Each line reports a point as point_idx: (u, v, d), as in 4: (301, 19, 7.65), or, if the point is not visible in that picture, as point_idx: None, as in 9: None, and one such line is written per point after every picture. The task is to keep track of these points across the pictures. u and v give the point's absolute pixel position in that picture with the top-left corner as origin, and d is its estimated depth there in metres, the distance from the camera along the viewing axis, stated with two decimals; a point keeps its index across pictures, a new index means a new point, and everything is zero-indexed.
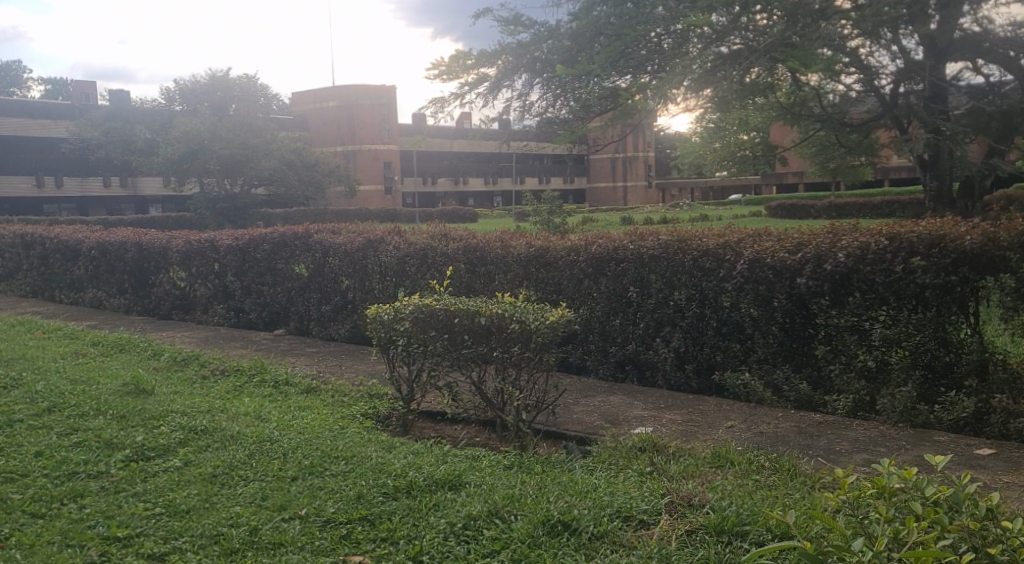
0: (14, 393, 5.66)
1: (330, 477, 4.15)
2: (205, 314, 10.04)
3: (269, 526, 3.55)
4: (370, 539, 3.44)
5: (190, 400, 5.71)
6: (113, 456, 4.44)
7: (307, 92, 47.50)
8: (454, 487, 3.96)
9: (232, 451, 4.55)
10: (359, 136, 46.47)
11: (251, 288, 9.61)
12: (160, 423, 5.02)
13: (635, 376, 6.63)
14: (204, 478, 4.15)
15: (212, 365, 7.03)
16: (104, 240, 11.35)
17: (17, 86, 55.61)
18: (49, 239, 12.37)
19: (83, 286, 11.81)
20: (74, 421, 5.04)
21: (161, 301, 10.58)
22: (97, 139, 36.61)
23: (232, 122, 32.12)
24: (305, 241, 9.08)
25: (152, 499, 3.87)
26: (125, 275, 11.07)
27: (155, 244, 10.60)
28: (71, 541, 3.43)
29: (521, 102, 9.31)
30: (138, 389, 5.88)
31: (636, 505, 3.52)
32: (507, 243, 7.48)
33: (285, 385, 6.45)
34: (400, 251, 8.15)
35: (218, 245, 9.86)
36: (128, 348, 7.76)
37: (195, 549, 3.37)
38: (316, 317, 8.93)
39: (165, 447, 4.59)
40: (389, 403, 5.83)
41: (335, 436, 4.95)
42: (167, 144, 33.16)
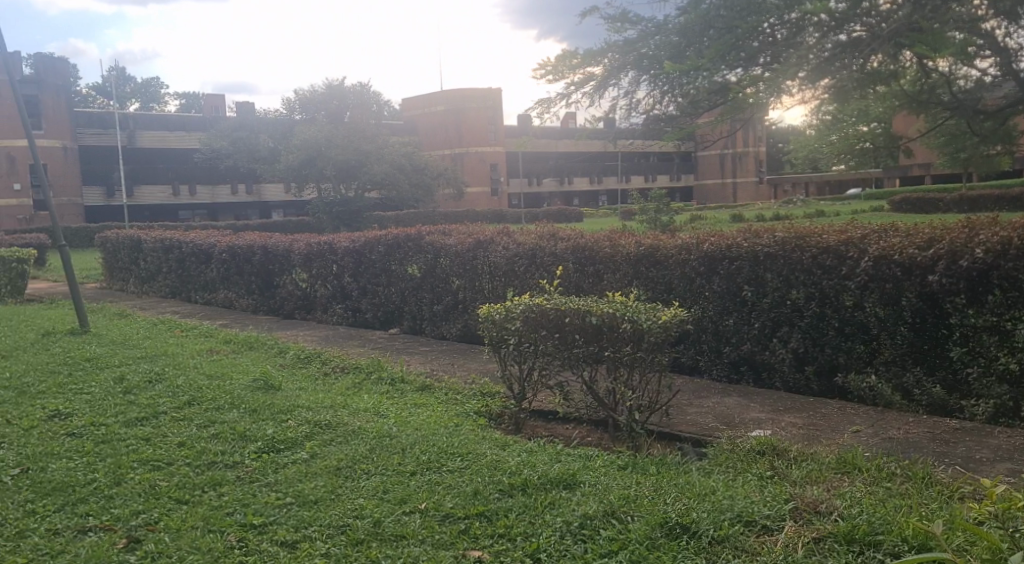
0: (157, 388, 6.06)
1: (448, 473, 4.24)
2: (325, 314, 10.43)
3: (391, 519, 3.66)
4: (488, 535, 3.49)
5: (314, 396, 5.95)
6: (247, 448, 4.68)
7: (417, 97, 48.67)
8: (569, 486, 3.96)
9: (355, 445, 4.72)
10: (466, 139, 47.13)
11: (367, 289, 9.92)
12: (289, 418, 5.26)
13: (751, 378, 6.45)
14: (330, 471, 4.32)
15: (334, 362, 7.30)
16: (234, 244, 12.01)
17: (154, 103, 59.60)
18: (185, 243, 13.19)
19: (215, 287, 12.51)
20: (211, 414, 5.36)
21: (285, 301, 11.08)
22: (225, 148, 38.70)
23: (347, 128, 33.24)
24: (418, 243, 9.30)
25: (283, 489, 4.05)
26: (252, 277, 11.65)
27: (280, 248, 11.13)
28: (212, 526, 3.64)
29: (628, 100, 9.17)
30: (267, 385, 6.19)
31: (758, 510, 3.42)
32: (616, 243, 7.43)
33: (401, 382, 6.64)
34: (510, 251, 8.23)
35: (337, 248, 10.24)
36: (257, 345, 8.18)
37: (324, 539, 3.51)
38: (428, 316, 9.12)
39: (293, 440, 4.81)
40: (501, 402, 5.89)
41: (450, 433, 5.05)
42: (287, 151, 34.69)
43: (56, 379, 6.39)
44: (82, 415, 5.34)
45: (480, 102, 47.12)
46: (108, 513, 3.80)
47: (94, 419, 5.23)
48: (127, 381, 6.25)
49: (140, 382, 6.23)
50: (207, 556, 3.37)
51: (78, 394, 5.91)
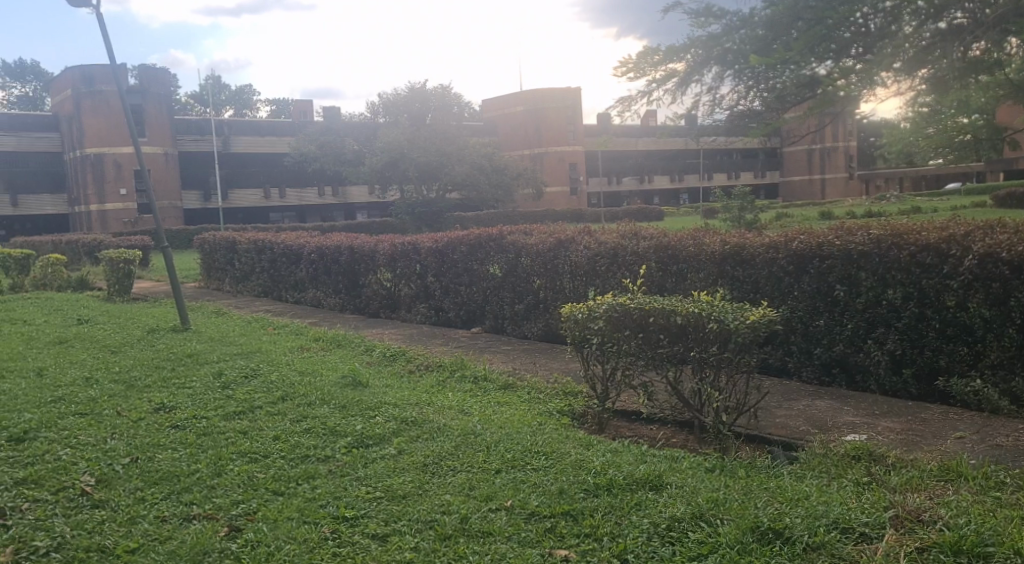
0: (252, 383, 6.29)
1: (533, 471, 4.25)
2: (409, 313, 10.60)
3: (478, 515, 3.69)
4: (574, 534, 3.48)
5: (401, 392, 6.07)
6: (338, 443, 4.81)
7: (497, 98, 49.01)
8: (655, 487, 3.91)
9: (441, 442, 4.78)
10: (545, 138, 47.10)
11: (450, 288, 10.03)
12: (376, 414, 5.37)
13: (843, 380, 6.23)
14: (417, 466, 4.39)
15: (419, 360, 7.42)
16: (322, 245, 12.34)
17: (246, 110, 61.82)
18: (277, 244, 13.65)
19: (305, 287, 12.89)
20: (303, 409, 5.52)
21: (370, 300, 11.32)
22: (312, 152, 39.83)
23: (428, 131, 33.72)
24: (499, 243, 9.35)
25: (373, 484, 4.14)
26: (339, 277, 11.95)
27: (366, 248, 11.38)
28: (307, 518, 3.75)
29: (711, 95, 9.00)
30: (355, 381, 6.35)
31: (856, 517, 3.30)
32: (700, 241, 7.30)
33: (484, 380, 6.69)
34: (591, 251, 8.18)
35: (420, 248, 10.40)
36: (344, 343, 8.39)
37: (413, 533, 3.57)
38: (510, 316, 9.16)
39: (381, 436, 4.91)
40: (583, 402, 5.86)
41: (535, 432, 5.06)
42: (372, 153, 35.45)
43: (160, 373, 6.71)
44: (184, 408, 5.60)
45: (560, 102, 47.07)
46: (210, 502, 3.97)
47: (195, 412, 5.47)
48: (225, 377, 6.51)
49: (236, 378, 6.48)
50: (303, 546, 3.47)
51: (180, 388, 6.19)
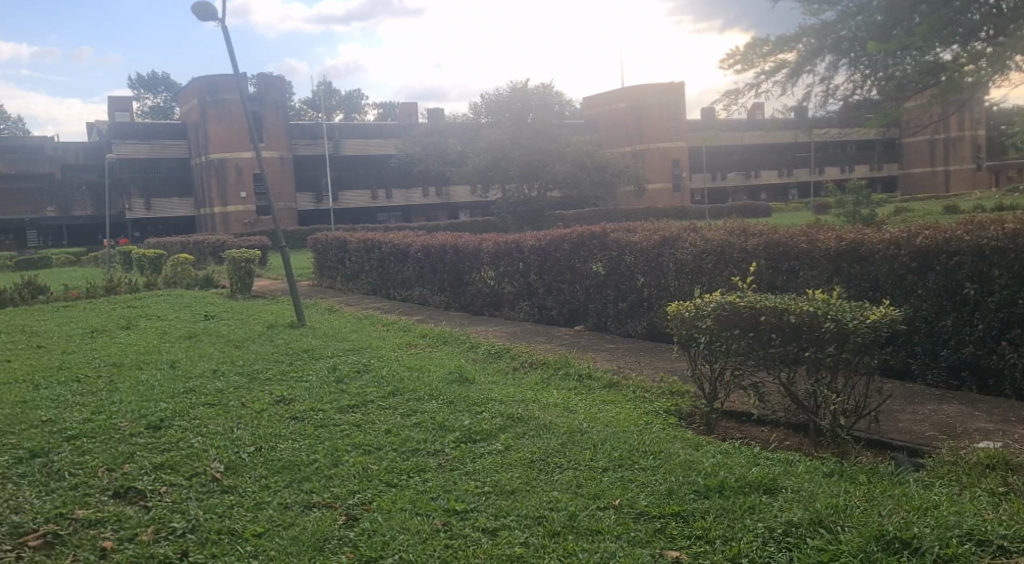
0: (364, 378, 6.48)
1: (641, 470, 4.20)
2: (513, 311, 10.66)
3: (587, 513, 3.67)
4: (685, 535, 3.41)
5: (506, 389, 6.11)
6: (446, 437, 4.89)
7: (599, 95, 48.71)
8: (770, 491, 3.79)
9: (549, 439, 4.78)
10: (648, 135, 46.43)
11: (553, 286, 10.02)
12: (483, 410, 5.43)
13: (973, 384, 5.86)
14: (525, 463, 4.41)
15: (523, 357, 7.45)
16: (428, 244, 12.57)
17: (355, 113, 63.69)
18: (384, 244, 14.01)
19: (411, 285, 13.18)
20: (412, 404, 5.64)
21: (474, 298, 11.46)
22: (417, 153, 40.68)
23: (530, 130, 33.82)
24: (603, 240, 9.27)
25: (481, 478, 4.19)
26: (444, 275, 12.15)
27: (470, 247, 11.52)
28: (419, 510, 3.83)
29: (824, 86, 8.64)
30: (462, 378, 6.44)
31: (992, 529, 3.10)
32: (814, 238, 7.02)
33: (588, 378, 6.65)
34: (697, 248, 8.01)
35: (523, 247, 10.43)
36: (450, 340, 8.53)
37: (522, 528, 3.59)
38: (614, 314, 9.08)
39: (488, 431, 4.96)
40: (691, 402, 5.73)
41: (642, 431, 4.99)
42: (474, 154, 35.86)
43: (278, 367, 7.01)
44: (302, 400, 5.82)
45: (662, 97, 46.32)
46: (329, 491, 4.11)
47: (312, 405, 5.68)
48: (338, 371, 6.74)
49: (349, 372, 6.69)
50: (415, 537, 3.55)
51: (297, 382, 6.45)
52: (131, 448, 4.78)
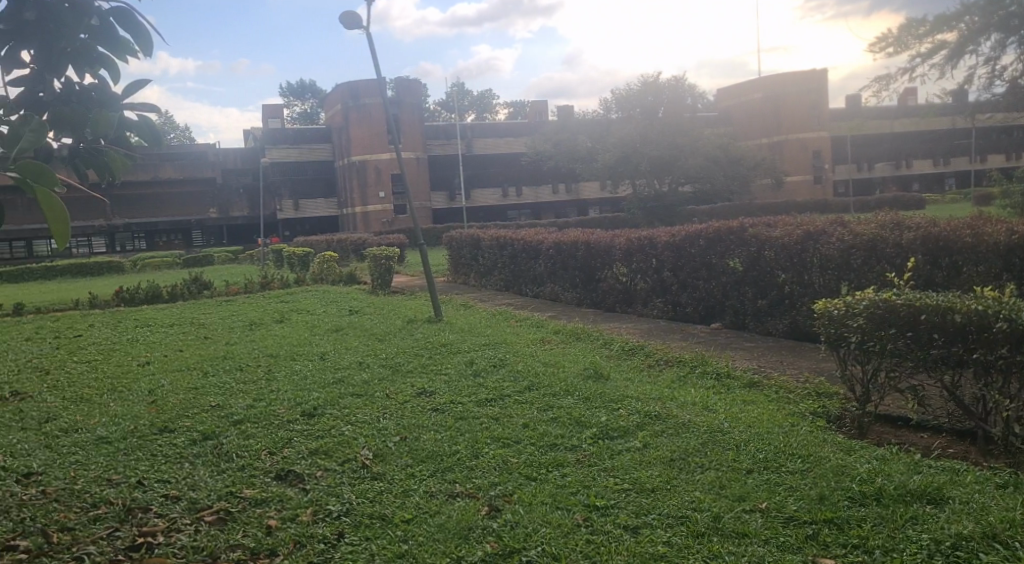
0: (500, 372, 6.59)
1: (788, 474, 4.04)
2: (646, 308, 10.50)
3: (731, 515, 3.58)
4: (839, 544, 3.27)
5: (642, 387, 6.02)
6: (584, 433, 4.88)
7: (734, 86, 47.20)
8: (934, 501, 3.55)
9: (688, 438, 4.69)
10: (786, 125, 44.55)
11: (688, 283, 9.79)
12: (619, 407, 5.38)
13: None
14: (665, 462, 4.33)
15: (659, 355, 7.31)
16: (559, 241, 12.59)
17: (487, 113, 64.70)
18: (517, 241, 14.15)
19: (543, 281, 13.25)
20: (548, 399, 5.67)
21: (606, 294, 11.37)
22: (547, 151, 40.86)
23: (661, 124, 33.19)
24: (740, 236, 8.96)
25: (621, 476, 4.16)
26: (576, 271, 12.13)
27: (602, 243, 11.43)
28: (560, 504, 3.86)
29: (989, 67, 8.00)
30: (597, 374, 6.41)
31: None
32: (979, 231, 6.52)
33: (727, 377, 6.44)
34: (845, 243, 7.61)
35: (657, 243, 10.25)
36: (583, 337, 8.51)
37: (665, 527, 3.54)
38: (753, 311, 8.77)
39: (626, 429, 4.91)
40: (840, 404, 5.45)
41: (788, 432, 4.80)
42: (604, 150, 35.61)
43: (417, 361, 7.23)
44: (442, 393, 5.98)
45: (802, 86, 44.30)
46: (471, 482, 4.21)
47: (452, 398, 5.82)
48: (475, 366, 6.87)
49: (486, 367, 6.82)
50: (557, 531, 3.58)
51: (437, 375, 6.64)
52: (289, 434, 5.08)
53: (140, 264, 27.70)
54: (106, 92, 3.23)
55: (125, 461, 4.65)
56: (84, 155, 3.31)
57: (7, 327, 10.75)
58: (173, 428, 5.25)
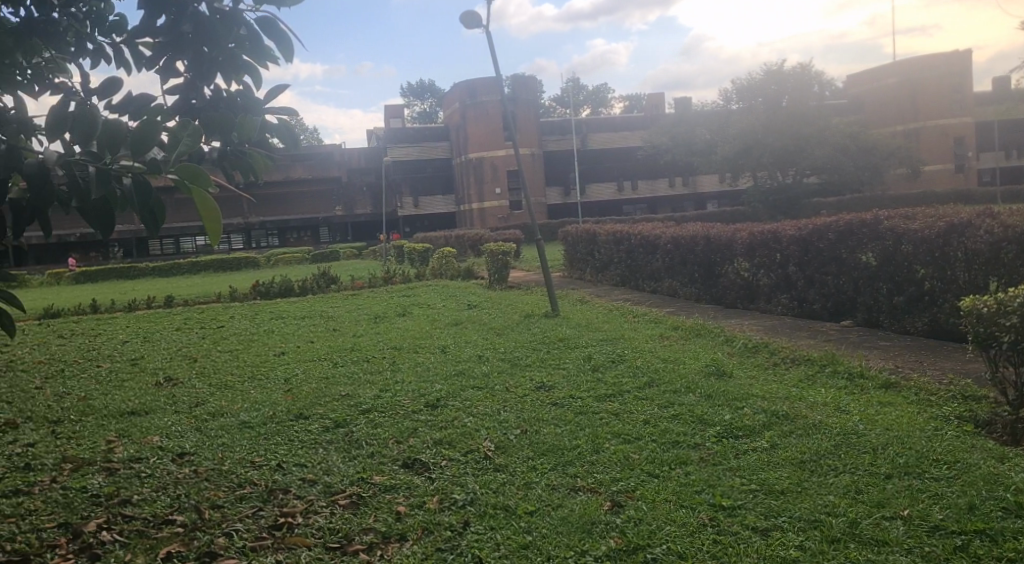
0: (619, 368, 6.53)
1: (931, 480, 3.83)
2: (769, 304, 10.14)
3: (869, 521, 3.45)
4: (991, 558, 3.09)
5: (768, 385, 5.82)
6: (707, 431, 4.78)
7: (865, 72, 44.84)
8: None
9: (818, 439, 4.51)
10: (923, 112, 41.92)
11: (815, 278, 9.38)
12: (744, 405, 5.24)
13: None
14: (794, 463, 4.19)
15: (784, 352, 7.03)
16: (678, 236, 12.34)
17: (603, 107, 64.20)
18: (634, 236, 13.98)
19: (661, 276, 13.04)
20: (670, 396, 5.59)
21: (727, 290, 11.06)
22: (665, 144, 40.14)
23: (785, 112, 31.86)
24: (874, 229, 8.50)
25: (748, 476, 4.05)
26: (696, 266, 11.86)
27: (723, 238, 11.11)
28: (684, 502, 3.80)
29: None
30: (720, 372, 6.25)
31: None
32: None
33: (859, 377, 6.13)
34: (994, 236, 7.09)
35: (782, 236, 9.86)
36: (704, 333, 8.32)
37: (796, 531, 3.45)
38: (888, 308, 8.31)
39: (752, 428, 4.77)
40: (988, 408, 5.09)
41: (930, 437, 4.53)
42: (724, 141, 34.64)
43: (536, 355, 7.27)
44: (561, 388, 5.99)
45: (942, 69, 41.54)
46: (593, 477, 4.20)
47: (571, 392, 5.82)
48: (593, 361, 6.84)
49: (604, 362, 6.78)
50: (682, 530, 3.53)
51: (555, 369, 6.66)
52: (414, 424, 5.23)
53: (273, 259, 29.14)
54: (250, 97, 3.51)
55: (266, 445, 4.92)
56: (230, 157, 3.58)
57: (158, 319, 11.57)
58: (308, 415, 5.51)
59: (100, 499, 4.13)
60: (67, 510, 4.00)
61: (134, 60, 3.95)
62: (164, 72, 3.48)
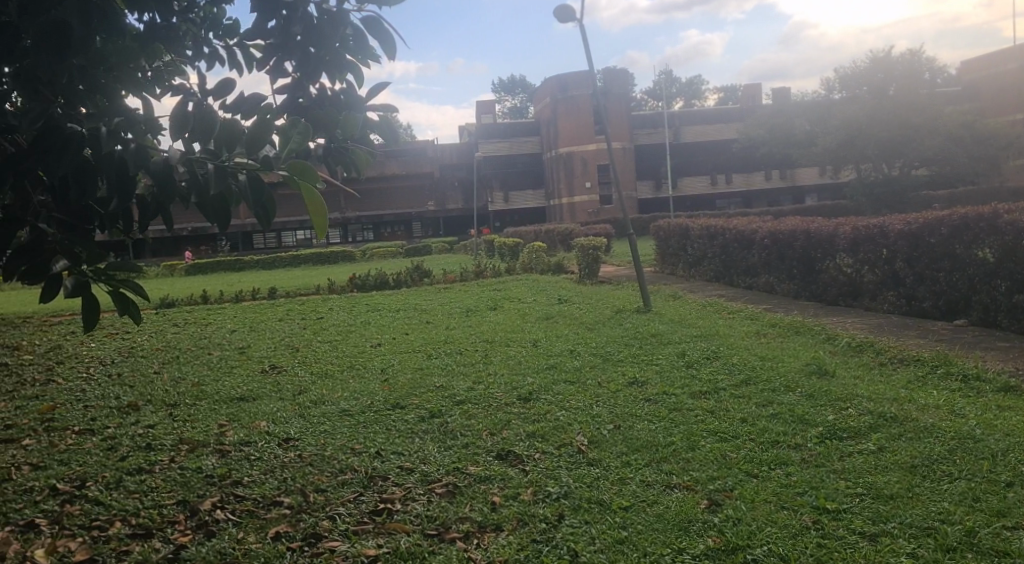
0: (715, 364, 6.41)
1: None
2: (874, 302, 9.73)
3: (988, 531, 3.32)
4: None
5: (873, 386, 5.59)
6: (809, 432, 4.64)
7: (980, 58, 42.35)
8: None
9: (929, 443, 4.31)
10: None
11: (925, 275, 8.93)
12: (849, 406, 5.06)
13: None
14: (903, 467, 4.02)
15: (891, 352, 6.73)
16: (776, 230, 11.98)
17: (696, 99, 62.91)
18: (730, 230, 13.65)
19: (758, 272, 12.69)
20: (768, 394, 5.45)
21: (828, 287, 10.67)
22: (762, 136, 39.02)
23: (894, 100, 30.04)
24: (992, 223, 8.03)
25: (853, 478, 3.92)
26: (795, 262, 11.50)
27: (824, 232, 10.71)
28: (786, 503, 3.71)
29: None
30: (822, 371, 6.05)
31: None
32: None
33: (975, 380, 5.80)
34: None
35: (888, 231, 9.43)
36: (804, 331, 8.07)
37: (908, 537, 3.34)
38: (1006, 307, 7.84)
39: (857, 429, 4.61)
40: None
41: None
42: (826, 133, 33.38)
43: (629, 351, 7.21)
44: (655, 384, 5.92)
45: None
46: (688, 474, 4.14)
47: (665, 389, 5.75)
48: (688, 358, 6.73)
49: (699, 359, 6.66)
50: (785, 531, 3.45)
51: (649, 365, 6.60)
52: (508, 416, 5.28)
53: (368, 253, 29.86)
54: (353, 94, 3.61)
55: (365, 433, 5.06)
56: (334, 153, 3.70)
57: (262, 309, 12.05)
58: (405, 405, 5.64)
59: (213, 479, 4.34)
60: (184, 489, 4.22)
61: (245, 61, 4.14)
62: (274, 71, 3.61)
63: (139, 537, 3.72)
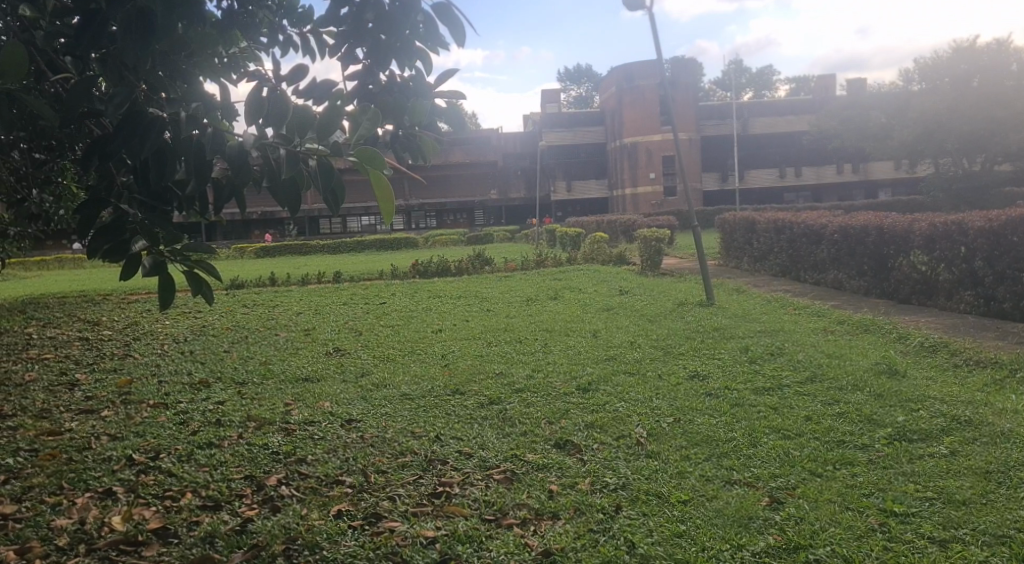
0: (780, 361, 6.28)
1: None
2: (950, 301, 9.38)
3: None
4: None
5: (946, 388, 5.41)
6: (877, 433, 4.51)
7: None
8: None
9: (1006, 449, 4.15)
10: None
11: (1006, 274, 8.55)
12: (920, 408, 4.90)
13: None
14: (977, 472, 3.88)
15: (966, 354, 6.48)
16: (847, 225, 11.65)
17: (767, 90, 61.24)
18: (797, 224, 13.33)
19: (826, 268, 12.37)
20: (836, 393, 5.31)
21: (901, 285, 10.34)
22: (835, 128, 37.90)
23: (978, 93, 28.72)
24: None
25: (923, 482, 3.80)
26: (866, 258, 11.16)
27: (898, 228, 10.35)
28: (851, 504, 3.63)
29: None
30: (892, 370, 5.88)
31: None
32: None
33: None
34: None
35: (967, 228, 9.04)
36: (873, 329, 7.84)
37: (980, 545, 3.24)
38: None
39: (929, 432, 4.46)
40: None
41: None
42: (902, 126, 32.23)
43: (691, 344, 7.13)
44: (716, 378, 5.84)
45: None
46: (749, 471, 4.07)
47: (727, 383, 5.67)
48: (751, 352, 6.63)
49: (763, 354, 6.55)
50: (849, 532, 3.38)
51: (711, 359, 6.51)
52: (567, 405, 5.28)
53: (431, 240, 30.07)
54: (421, 82, 3.61)
55: (424, 417, 5.13)
56: (401, 140, 3.73)
57: (328, 293, 12.29)
58: (464, 391, 5.68)
59: (279, 456, 4.46)
60: (251, 465, 4.35)
61: (319, 48, 4.20)
62: (345, 58, 3.64)
63: (208, 509, 3.85)
